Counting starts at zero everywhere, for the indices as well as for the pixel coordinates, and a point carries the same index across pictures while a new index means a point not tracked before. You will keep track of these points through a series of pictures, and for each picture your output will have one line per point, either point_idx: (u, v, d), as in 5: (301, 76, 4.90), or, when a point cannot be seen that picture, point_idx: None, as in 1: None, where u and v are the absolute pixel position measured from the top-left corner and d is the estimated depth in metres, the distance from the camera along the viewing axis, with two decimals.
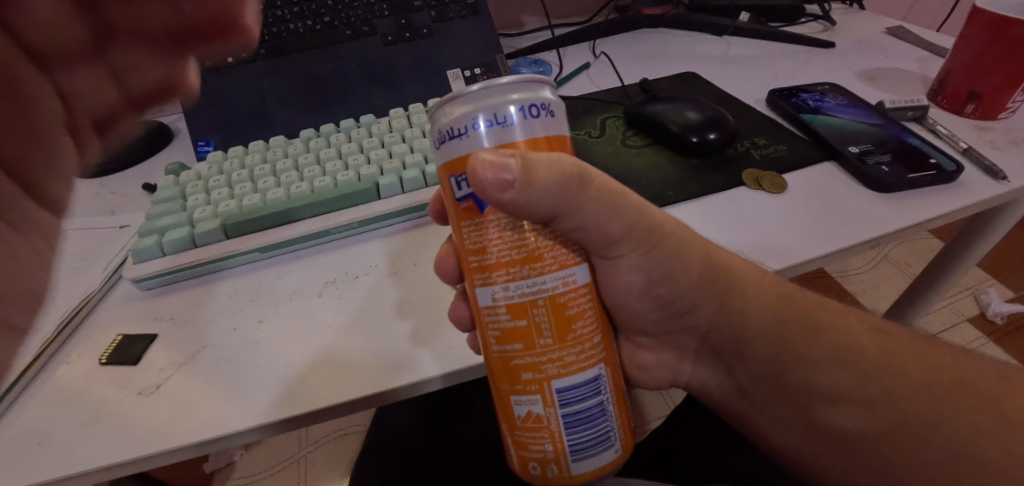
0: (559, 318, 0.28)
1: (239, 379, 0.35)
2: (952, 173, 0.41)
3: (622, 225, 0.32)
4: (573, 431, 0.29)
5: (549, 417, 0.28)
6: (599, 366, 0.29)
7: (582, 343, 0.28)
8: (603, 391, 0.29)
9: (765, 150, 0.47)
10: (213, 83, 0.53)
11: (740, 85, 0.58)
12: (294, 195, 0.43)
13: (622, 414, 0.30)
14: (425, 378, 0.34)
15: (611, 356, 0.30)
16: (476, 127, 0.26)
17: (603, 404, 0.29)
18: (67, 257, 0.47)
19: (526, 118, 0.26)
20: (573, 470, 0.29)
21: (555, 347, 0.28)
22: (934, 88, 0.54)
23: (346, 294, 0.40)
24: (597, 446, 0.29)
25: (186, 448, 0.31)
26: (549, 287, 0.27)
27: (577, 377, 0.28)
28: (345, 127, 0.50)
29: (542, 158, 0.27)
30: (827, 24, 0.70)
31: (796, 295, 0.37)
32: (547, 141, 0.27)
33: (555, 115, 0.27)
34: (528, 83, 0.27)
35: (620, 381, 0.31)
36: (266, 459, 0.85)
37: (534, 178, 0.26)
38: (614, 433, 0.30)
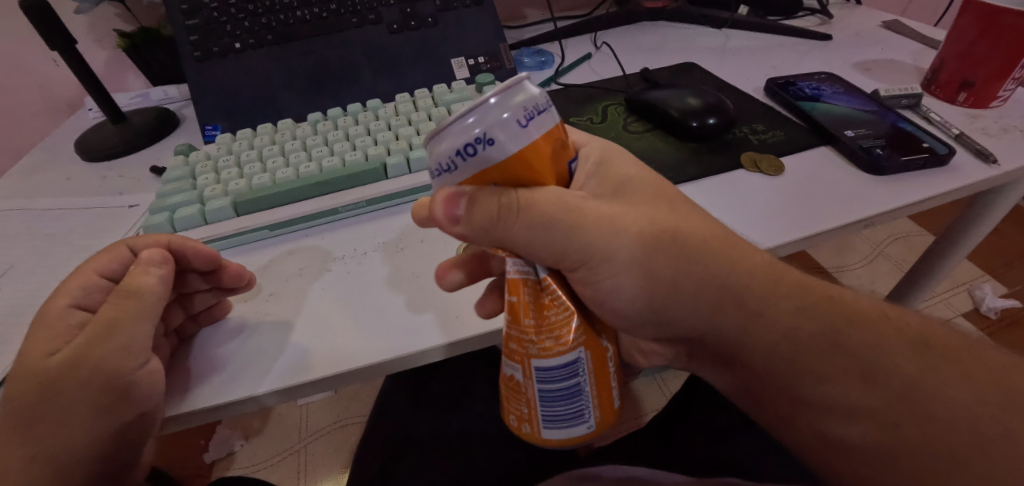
0: (536, 300, 0.28)
1: (229, 351, 0.35)
2: (944, 156, 0.43)
3: (558, 245, 0.28)
4: (548, 404, 0.28)
5: (526, 385, 0.29)
6: (578, 350, 0.28)
7: (559, 327, 0.27)
8: (581, 371, 0.28)
9: (763, 136, 0.48)
10: (220, 68, 0.54)
11: (740, 75, 0.59)
12: (304, 175, 0.44)
13: (605, 395, 0.29)
14: (429, 348, 0.35)
15: (594, 343, 0.29)
16: (437, 175, 0.26)
17: (580, 383, 0.28)
18: (77, 235, 0.48)
19: (472, 154, 0.25)
20: (545, 434, 0.29)
21: (535, 329, 0.28)
22: (928, 78, 0.55)
23: (357, 268, 0.41)
24: (569, 421, 0.29)
25: (201, 412, 0.33)
26: (526, 273, 0.29)
27: (555, 359, 0.28)
28: (352, 111, 0.51)
29: (484, 200, 0.27)
30: (825, 18, 0.71)
31: (821, 300, 0.32)
32: (512, 163, 0.25)
33: (504, 138, 0.24)
34: (472, 114, 0.24)
35: (605, 366, 0.29)
36: (265, 449, 0.84)
37: (470, 220, 0.27)
38: (589, 411, 0.29)
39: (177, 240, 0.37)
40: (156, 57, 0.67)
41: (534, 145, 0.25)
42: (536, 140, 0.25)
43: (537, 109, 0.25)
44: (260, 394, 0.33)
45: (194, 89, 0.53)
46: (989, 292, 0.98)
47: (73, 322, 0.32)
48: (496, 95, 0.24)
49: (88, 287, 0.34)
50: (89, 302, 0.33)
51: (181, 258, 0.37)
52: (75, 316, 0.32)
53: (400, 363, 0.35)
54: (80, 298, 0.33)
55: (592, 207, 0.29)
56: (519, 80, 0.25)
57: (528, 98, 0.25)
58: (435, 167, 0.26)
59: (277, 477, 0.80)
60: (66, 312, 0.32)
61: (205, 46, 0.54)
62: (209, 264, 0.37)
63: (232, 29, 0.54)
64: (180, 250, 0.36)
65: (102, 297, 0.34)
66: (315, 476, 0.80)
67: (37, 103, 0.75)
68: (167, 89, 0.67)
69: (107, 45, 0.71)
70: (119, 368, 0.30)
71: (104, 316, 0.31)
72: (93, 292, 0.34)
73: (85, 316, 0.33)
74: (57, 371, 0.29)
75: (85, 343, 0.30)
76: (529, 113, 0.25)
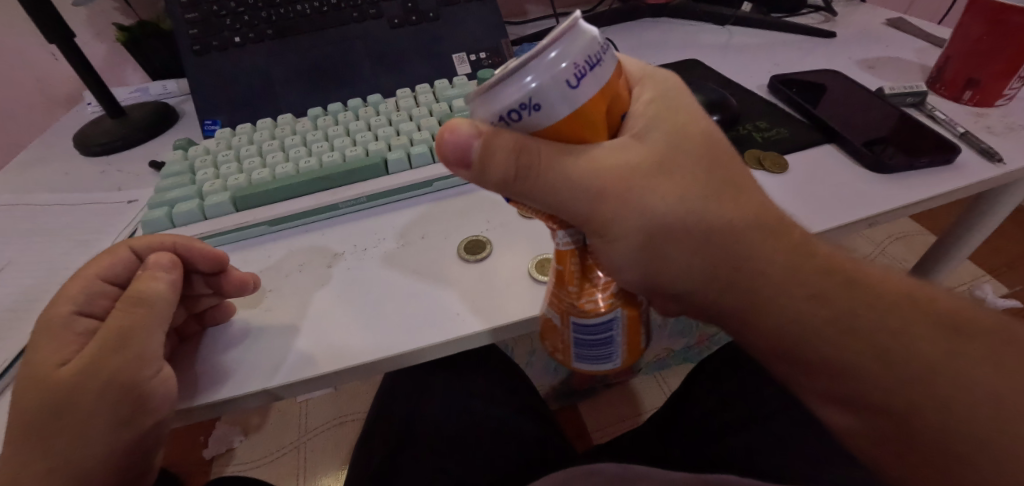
0: (578, 267, 0.31)
1: (230, 353, 0.35)
2: (950, 154, 0.42)
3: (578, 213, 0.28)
4: (581, 349, 0.32)
5: (563, 331, 0.32)
6: (615, 311, 0.31)
7: (599, 291, 0.31)
8: (615, 327, 0.31)
9: (767, 133, 0.48)
10: (221, 63, 0.53)
11: (743, 72, 0.59)
12: (304, 170, 0.44)
13: (636, 345, 0.33)
14: (430, 346, 0.34)
15: (630, 303, 0.32)
16: (494, 127, 0.25)
17: (612, 336, 0.32)
18: (77, 231, 0.47)
19: (533, 109, 0.24)
20: (575, 369, 0.33)
21: (577, 294, 0.31)
22: (933, 75, 0.54)
23: (357, 264, 0.40)
24: (600, 362, 0.33)
25: (200, 408, 0.33)
26: (567, 239, 0.30)
27: (594, 318, 0.31)
28: (352, 106, 0.50)
29: (502, 143, 0.25)
30: (828, 14, 0.70)
31: (845, 287, 0.30)
32: (568, 121, 0.25)
33: (551, 103, 0.23)
34: (527, 72, 0.23)
35: (636, 321, 0.32)
36: (265, 445, 0.84)
37: (487, 168, 0.27)
38: (619, 357, 0.33)
39: (182, 241, 0.36)
40: (155, 51, 0.66)
41: (586, 106, 0.25)
42: (588, 99, 0.24)
43: (592, 62, 0.24)
44: (253, 391, 0.33)
45: (195, 84, 0.53)
46: (991, 290, 0.98)
47: (79, 330, 0.32)
48: (554, 47, 0.23)
49: (91, 292, 0.33)
50: (93, 309, 0.33)
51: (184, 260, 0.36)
52: (81, 324, 0.32)
53: (396, 362, 0.35)
54: (84, 305, 0.33)
55: (626, 182, 0.27)
56: (571, 27, 0.23)
57: (586, 47, 0.23)
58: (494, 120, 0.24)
59: (277, 474, 0.80)
60: (71, 320, 0.32)
61: (205, 40, 0.53)
62: (213, 268, 0.36)
63: (232, 23, 0.54)
64: (184, 251, 0.36)
65: (107, 304, 0.34)
66: (315, 473, 0.80)
67: (35, 97, 0.75)
68: (166, 83, 0.67)
69: (105, 38, 0.71)
70: (130, 375, 0.29)
71: (112, 325, 0.30)
72: (97, 298, 0.33)
73: (90, 325, 0.32)
74: (64, 384, 0.29)
75: (93, 353, 0.29)
76: (585, 65, 0.23)
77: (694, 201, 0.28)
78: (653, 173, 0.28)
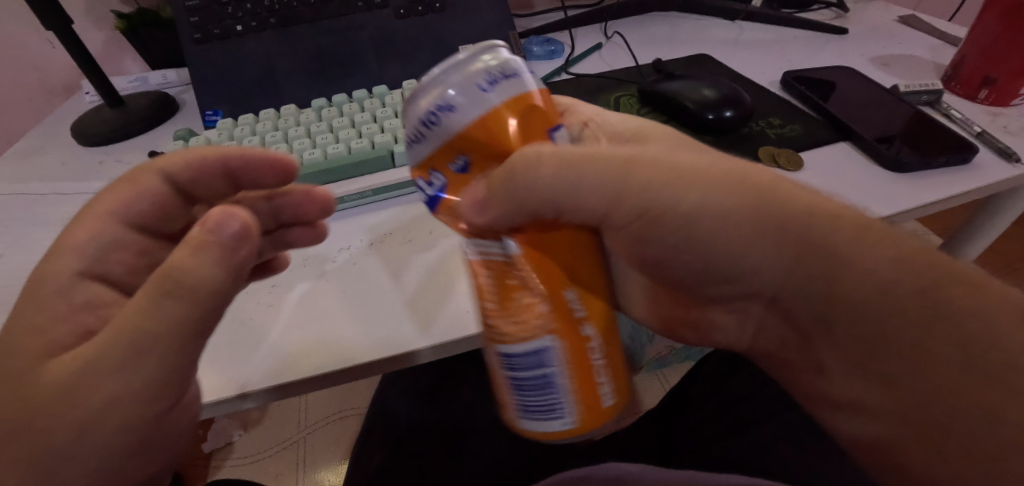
0: (501, 284, 0.28)
1: (229, 350, 0.34)
2: (967, 153, 0.41)
3: (605, 187, 0.29)
4: (522, 395, 0.28)
5: (499, 370, 0.29)
6: (545, 337, 0.27)
7: (519, 311, 0.27)
8: (549, 361, 0.27)
9: (781, 130, 0.47)
10: (223, 52, 0.52)
11: (755, 68, 0.58)
12: (308, 162, 0.43)
13: (592, 389, 0.28)
14: (434, 345, 0.33)
15: (568, 330, 0.27)
16: (424, 130, 0.25)
17: (549, 375, 0.27)
18: None
19: (448, 105, 0.24)
20: (524, 426, 0.29)
21: (496, 312, 0.28)
22: (947, 74, 0.53)
23: (362, 259, 0.40)
24: (545, 414, 0.28)
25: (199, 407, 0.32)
26: (494, 253, 0.28)
27: (518, 347, 0.27)
28: (358, 98, 0.49)
29: (496, 174, 0.26)
30: (839, 11, 0.69)
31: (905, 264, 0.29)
32: (489, 115, 0.24)
33: (468, 104, 0.24)
34: (436, 77, 0.25)
35: (582, 355, 0.27)
36: (265, 439, 0.83)
37: (496, 198, 0.26)
38: (565, 407, 0.27)
39: (232, 155, 0.35)
40: (156, 40, 0.65)
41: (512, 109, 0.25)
42: (506, 100, 0.25)
43: (510, 73, 0.25)
44: (250, 391, 0.32)
45: (196, 73, 0.52)
46: None
47: (78, 301, 0.29)
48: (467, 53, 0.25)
49: (102, 247, 0.32)
50: (99, 273, 0.31)
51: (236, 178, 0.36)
52: (79, 293, 0.29)
53: (398, 362, 0.34)
54: (88, 268, 0.31)
55: (648, 161, 0.29)
56: (488, 48, 0.25)
57: (498, 59, 0.25)
58: (420, 123, 0.25)
59: (276, 469, 0.79)
60: (71, 287, 0.30)
61: (206, 28, 0.52)
62: (277, 179, 0.36)
63: (234, 11, 0.52)
64: (239, 166, 0.36)
65: (118, 266, 0.32)
66: (315, 468, 0.79)
67: (33, 86, 0.74)
68: (166, 73, 0.66)
69: (104, 26, 0.69)
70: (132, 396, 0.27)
71: (124, 323, 0.25)
72: (107, 258, 0.32)
73: (91, 295, 0.30)
74: None
75: (97, 353, 0.25)
76: (496, 73, 0.24)
77: (729, 181, 0.29)
78: (666, 156, 0.30)
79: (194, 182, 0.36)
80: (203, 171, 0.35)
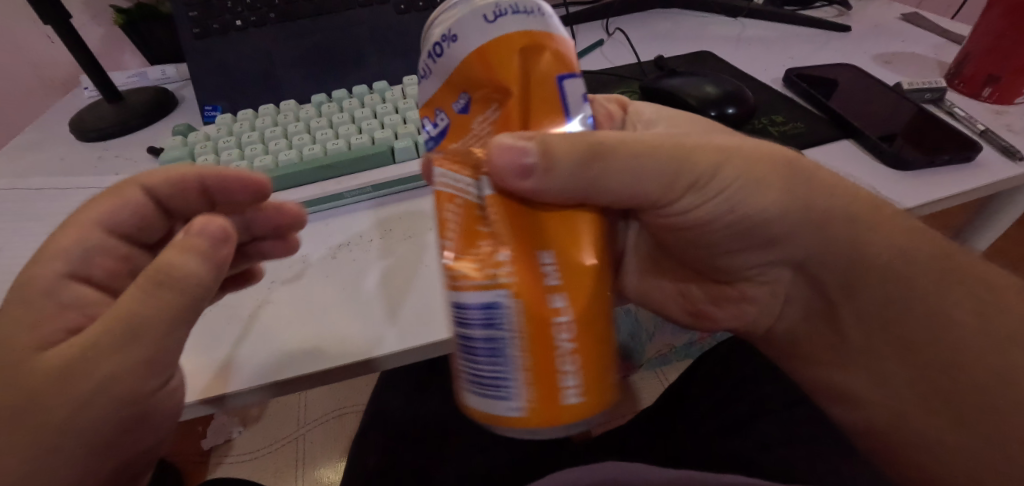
0: (469, 229, 0.23)
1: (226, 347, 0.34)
2: (972, 152, 0.41)
3: (664, 175, 0.28)
4: (470, 360, 0.23)
5: (451, 328, 0.24)
6: (501, 289, 0.22)
7: (483, 259, 0.23)
8: (502, 323, 0.22)
9: (784, 127, 0.47)
10: (221, 47, 0.52)
11: (757, 65, 0.58)
12: (308, 157, 0.42)
13: (552, 377, 0.22)
14: (431, 343, 0.33)
15: (528, 286, 0.22)
16: (431, 62, 0.23)
17: (502, 340, 0.22)
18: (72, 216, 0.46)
19: (451, 40, 0.22)
20: (468, 400, 0.24)
21: (454, 254, 0.23)
22: (951, 72, 0.53)
23: (362, 255, 0.39)
24: (491, 388, 0.22)
25: (197, 404, 0.32)
26: (468, 197, 0.24)
27: (468, 297, 0.22)
28: (358, 93, 0.49)
29: (556, 144, 0.24)
30: (842, 8, 0.69)
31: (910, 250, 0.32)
32: (492, 53, 0.22)
33: (468, 33, 0.22)
34: (449, 8, 0.23)
35: (543, 322, 0.22)
36: (264, 436, 0.83)
37: (554, 165, 0.23)
38: (513, 381, 0.22)
39: (207, 173, 0.35)
40: (155, 35, 0.65)
41: (526, 45, 0.22)
42: (511, 36, 0.22)
43: (535, 12, 0.23)
44: (247, 389, 0.32)
45: (195, 68, 0.52)
46: None
47: (64, 300, 0.28)
48: None
49: (88, 250, 0.31)
50: (84, 274, 0.30)
51: (209, 196, 0.35)
52: (68, 292, 0.29)
53: (393, 360, 0.34)
54: (76, 265, 0.30)
55: (707, 142, 0.29)
56: None
57: None
58: (427, 53, 0.23)
59: (276, 466, 0.79)
60: (56, 287, 0.28)
61: (205, 22, 0.51)
62: (252, 197, 0.36)
63: (233, 6, 0.52)
64: (215, 183, 0.35)
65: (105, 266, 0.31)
66: (314, 465, 0.79)
67: (31, 81, 0.73)
68: (165, 68, 0.65)
69: (103, 21, 0.69)
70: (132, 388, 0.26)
71: (124, 313, 0.26)
72: (95, 258, 0.31)
73: (78, 295, 0.29)
74: None
75: (93, 345, 0.25)
76: (506, 9, 0.22)
77: (762, 158, 0.30)
78: (720, 138, 0.30)
79: (168, 198, 0.35)
80: (177, 187, 0.34)
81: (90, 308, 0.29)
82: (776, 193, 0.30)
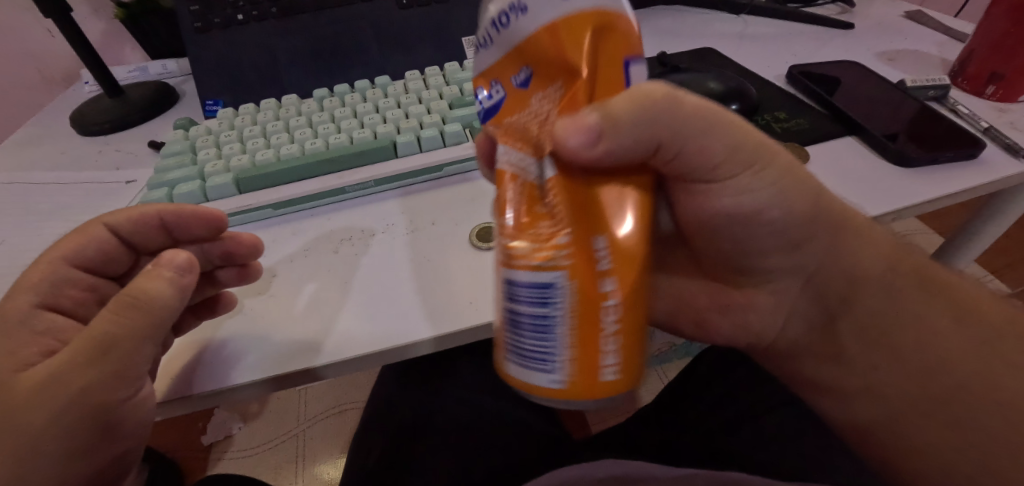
0: (526, 206, 0.23)
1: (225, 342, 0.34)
2: (975, 149, 0.41)
3: (723, 152, 0.28)
4: (516, 331, 0.22)
5: (497, 298, 0.23)
6: (556, 268, 0.21)
7: (543, 234, 0.22)
8: (554, 301, 0.21)
9: (786, 124, 0.47)
10: (222, 41, 0.52)
11: (760, 62, 0.57)
12: (310, 151, 0.42)
13: (595, 353, 0.21)
14: (432, 338, 0.33)
15: (584, 267, 0.21)
16: (495, 31, 0.24)
17: (548, 315, 0.21)
18: (72, 210, 0.46)
19: (518, 15, 0.23)
20: (507, 368, 0.23)
21: (513, 229, 0.22)
22: (955, 70, 0.53)
23: (365, 250, 0.39)
24: (530, 358, 0.22)
25: (193, 398, 0.32)
26: (527, 175, 0.23)
27: (523, 272, 0.22)
28: (360, 87, 0.49)
29: (618, 112, 0.23)
30: (846, 6, 0.69)
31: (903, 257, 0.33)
32: (561, 27, 0.22)
33: (540, 5, 0.22)
34: None
35: (592, 301, 0.21)
36: (265, 432, 0.83)
37: (617, 132, 0.23)
38: (554, 354, 0.22)
39: (164, 211, 0.36)
40: (156, 29, 0.65)
41: (602, 21, 0.22)
42: (579, 12, 0.22)
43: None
44: (245, 383, 0.32)
45: (195, 62, 0.52)
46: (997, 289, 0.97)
47: (39, 329, 0.30)
48: None
49: (57, 282, 0.33)
50: (54, 303, 0.32)
51: (172, 233, 0.37)
52: (41, 321, 0.31)
53: (395, 354, 0.33)
54: (48, 299, 0.32)
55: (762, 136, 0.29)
56: None
57: None
58: (493, 22, 0.24)
59: (275, 462, 0.79)
60: (31, 315, 0.30)
61: (207, 17, 0.51)
62: (210, 231, 0.37)
63: None
64: (174, 220, 0.36)
65: (74, 296, 0.33)
66: (314, 462, 0.79)
67: (32, 75, 0.73)
68: (166, 63, 0.65)
69: (104, 16, 0.69)
70: (105, 398, 0.27)
71: (96, 330, 0.27)
72: (64, 289, 0.33)
73: (51, 323, 0.31)
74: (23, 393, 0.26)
75: (68, 359, 0.27)
76: None
77: (793, 168, 0.30)
78: (770, 138, 0.30)
79: (131, 235, 0.36)
80: (140, 227, 0.36)
81: (63, 334, 0.31)
82: (801, 195, 0.30)
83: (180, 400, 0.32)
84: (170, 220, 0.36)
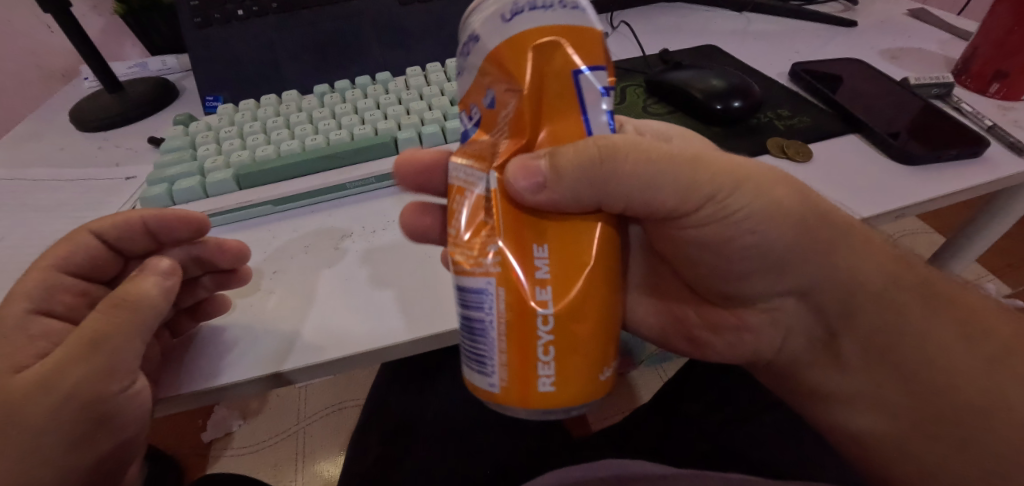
0: (471, 220, 0.25)
1: (223, 339, 0.34)
2: (979, 147, 0.41)
3: (681, 184, 0.28)
4: (466, 337, 0.25)
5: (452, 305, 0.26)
6: (488, 282, 0.23)
7: (480, 249, 0.24)
8: (489, 306, 0.24)
9: (789, 121, 0.46)
10: (222, 36, 0.51)
11: (763, 60, 0.57)
12: (310, 148, 0.42)
13: (530, 363, 0.23)
14: (431, 335, 0.33)
15: (514, 283, 0.23)
16: (466, 56, 0.24)
17: (486, 324, 0.24)
18: (71, 206, 0.46)
19: (478, 40, 0.23)
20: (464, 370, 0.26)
21: (457, 241, 0.25)
22: (958, 67, 0.53)
23: (365, 247, 0.39)
24: (476, 363, 0.25)
25: (190, 396, 0.32)
26: (476, 189, 0.25)
27: (465, 283, 0.24)
28: (361, 83, 0.49)
29: (564, 153, 0.24)
30: (849, 3, 0.68)
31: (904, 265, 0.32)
32: (513, 49, 0.22)
33: (491, 31, 0.23)
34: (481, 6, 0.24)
35: (523, 316, 0.23)
36: (265, 430, 0.82)
37: (563, 176, 0.23)
38: (493, 361, 0.24)
39: (148, 215, 0.35)
40: (155, 25, 0.64)
41: (553, 36, 0.22)
42: (533, 33, 0.22)
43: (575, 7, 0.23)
44: (242, 380, 0.32)
45: (195, 57, 0.51)
46: (997, 288, 0.96)
47: (33, 333, 0.29)
48: None
49: (49, 287, 0.32)
50: (50, 307, 0.31)
51: (157, 236, 0.36)
52: (36, 325, 0.30)
53: (394, 352, 0.33)
54: (41, 302, 0.31)
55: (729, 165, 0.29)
56: None
57: None
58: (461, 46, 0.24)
59: (275, 459, 0.79)
60: (26, 320, 0.30)
61: (207, 12, 0.51)
62: (193, 232, 0.36)
63: None
64: (157, 224, 0.35)
65: (68, 300, 0.32)
66: (314, 459, 0.79)
67: (31, 71, 0.73)
68: (166, 59, 0.65)
69: (103, 11, 0.68)
70: (96, 392, 0.27)
71: (86, 330, 0.27)
72: (57, 294, 0.32)
73: (47, 326, 0.30)
74: (20, 393, 0.26)
75: (59, 359, 0.27)
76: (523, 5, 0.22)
77: (776, 182, 0.30)
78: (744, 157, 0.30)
79: (116, 241, 0.35)
80: (124, 232, 0.35)
81: (59, 336, 0.30)
82: (798, 203, 0.30)
83: (183, 397, 0.32)
84: (155, 224, 0.35)
